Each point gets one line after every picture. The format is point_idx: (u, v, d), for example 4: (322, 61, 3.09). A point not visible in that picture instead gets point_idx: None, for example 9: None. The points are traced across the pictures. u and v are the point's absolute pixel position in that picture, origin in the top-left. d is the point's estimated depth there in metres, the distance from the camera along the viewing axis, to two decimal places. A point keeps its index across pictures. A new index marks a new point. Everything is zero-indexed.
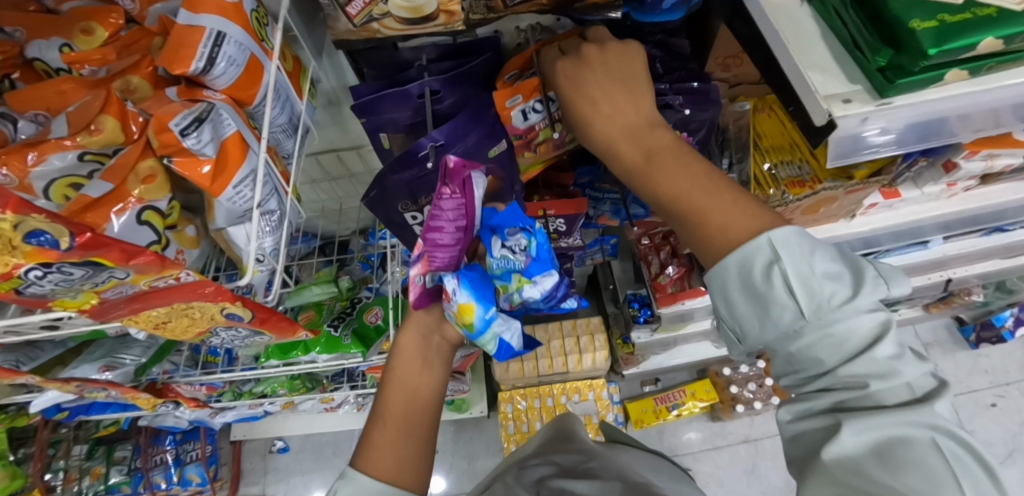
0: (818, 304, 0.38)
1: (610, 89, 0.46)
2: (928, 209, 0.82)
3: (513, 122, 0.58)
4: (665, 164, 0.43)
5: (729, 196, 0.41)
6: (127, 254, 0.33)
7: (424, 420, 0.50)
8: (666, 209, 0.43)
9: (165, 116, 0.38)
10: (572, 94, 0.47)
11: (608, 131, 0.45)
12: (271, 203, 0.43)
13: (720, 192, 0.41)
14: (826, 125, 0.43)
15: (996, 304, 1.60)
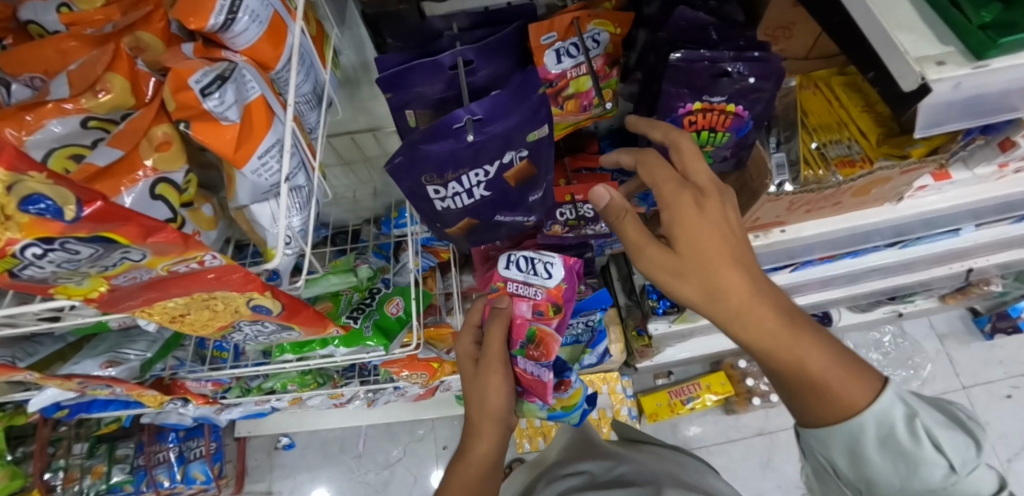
0: (960, 462, 0.40)
1: (728, 259, 0.45)
2: (974, 192, 0.78)
3: (547, 64, 0.56)
4: (789, 340, 0.43)
5: (847, 363, 0.43)
6: (145, 230, 0.28)
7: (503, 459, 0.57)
8: (788, 382, 0.44)
9: (183, 71, 0.33)
10: (692, 267, 0.45)
11: (735, 303, 0.44)
12: (298, 177, 0.38)
13: (841, 364, 0.43)
14: (917, 90, 0.39)
15: (1014, 295, 1.56)
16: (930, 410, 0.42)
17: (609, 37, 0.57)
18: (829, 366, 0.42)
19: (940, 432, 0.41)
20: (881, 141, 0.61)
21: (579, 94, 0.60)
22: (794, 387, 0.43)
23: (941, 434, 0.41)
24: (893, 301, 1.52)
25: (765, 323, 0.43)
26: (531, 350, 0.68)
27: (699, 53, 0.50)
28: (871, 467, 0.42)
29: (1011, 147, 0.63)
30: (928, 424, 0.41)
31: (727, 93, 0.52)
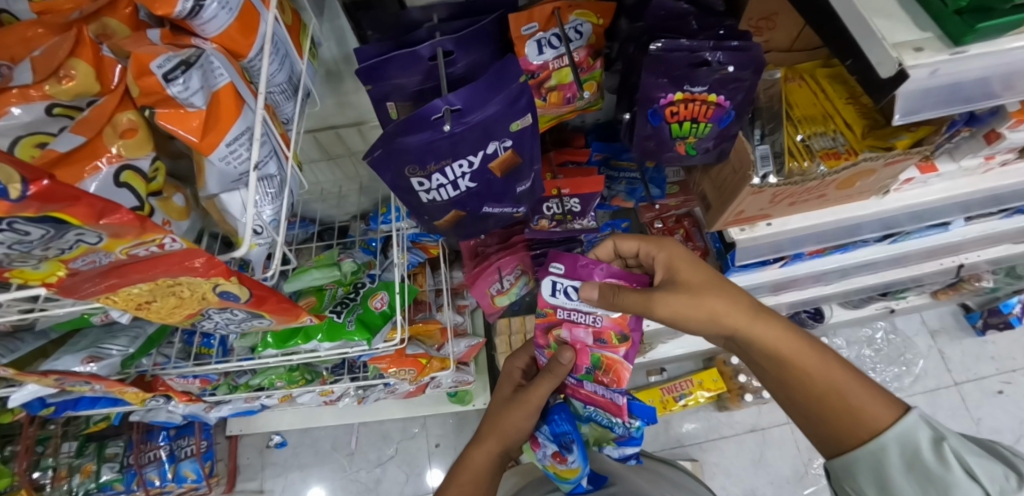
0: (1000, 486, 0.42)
1: (743, 307, 0.55)
2: (961, 185, 0.78)
3: (528, 55, 0.56)
4: (806, 365, 0.53)
5: (864, 385, 0.51)
6: (94, 211, 0.28)
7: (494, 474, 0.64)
8: (821, 412, 0.52)
9: (145, 56, 0.32)
10: (710, 313, 0.56)
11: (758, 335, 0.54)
12: (269, 166, 0.38)
13: (862, 387, 0.51)
14: (894, 76, 0.39)
15: (1005, 291, 1.57)
16: (961, 441, 0.46)
17: (590, 29, 0.56)
18: (850, 388, 0.51)
19: (972, 458, 0.44)
20: (866, 133, 0.61)
21: (562, 86, 0.59)
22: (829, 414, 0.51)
23: (971, 459, 0.44)
24: (885, 297, 1.52)
25: (789, 349, 0.53)
26: (598, 376, 0.61)
27: (680, 43, 0.50)
28: (901, 493, 0.46)
29: (996, 139, 0.63)
30: (956, 447, 0.45)
31: (707, 83, 0.52)
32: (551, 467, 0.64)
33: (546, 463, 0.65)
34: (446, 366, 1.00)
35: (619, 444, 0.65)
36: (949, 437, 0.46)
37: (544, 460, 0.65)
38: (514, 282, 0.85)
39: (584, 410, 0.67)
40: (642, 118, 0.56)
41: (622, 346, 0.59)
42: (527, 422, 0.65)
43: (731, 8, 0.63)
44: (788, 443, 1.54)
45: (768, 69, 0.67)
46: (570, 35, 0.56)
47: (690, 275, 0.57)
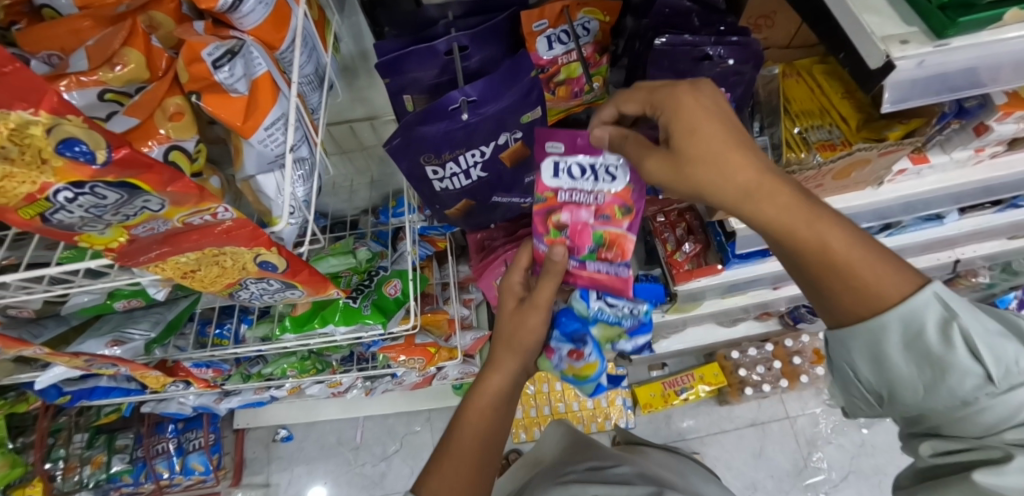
0: (1003, 369, 0.42)
1: (744, 155, 0.43)
2: (952, 177, 0.81)
3: (539, 50, 0.59)
4: (814, 224, 0.42)
5: (876, 252, 0.43)
6: (163, 179, 0.31)
7: (487, 464, 0.55)
8: (821, 280, 0.44)
9: (196, 45, 0.35)
10: (708, 167, 0.43)
11: (748, 204, 0.43)
12: (302, 149, 0.41)
13: (872, 250, 0.43)
14: (883, 67, 0.42)
15: (1000, 287, 1.60)
16: (974, 317, 0.43)
17: (597, 26, 0.59)
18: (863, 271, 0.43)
19: (979, 337, 0.42)
20: (860, 126, 0.64)
21: (570, 80, 0.62)
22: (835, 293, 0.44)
23: (978, 339, 0.42)
24: None
25: (795, 220, 0.42)
26: (602, 253, 0.59)
27: (682, 38, 0.54)
28: (898, 372, 0.45)
29: (985, 131, 0.66)
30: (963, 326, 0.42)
31: (709, 76, 0.55)
32: (567, 369, 0.64)
33: (564, 366, 0.64)
34: (454, 356, 1.03)
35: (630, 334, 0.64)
36: (960, 317, 0.42)
37: (560, 365, 0.64)
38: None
39: (589, 310, 0.62)
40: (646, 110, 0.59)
41: (626, 220, 0.57)
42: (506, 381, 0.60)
43: (731, 6, 0.66)
44: (788, 436, 1.57)
45: (767, 66, 0.70)
46: (578, 32, 0.59)
47: (698, 127, 0.43)
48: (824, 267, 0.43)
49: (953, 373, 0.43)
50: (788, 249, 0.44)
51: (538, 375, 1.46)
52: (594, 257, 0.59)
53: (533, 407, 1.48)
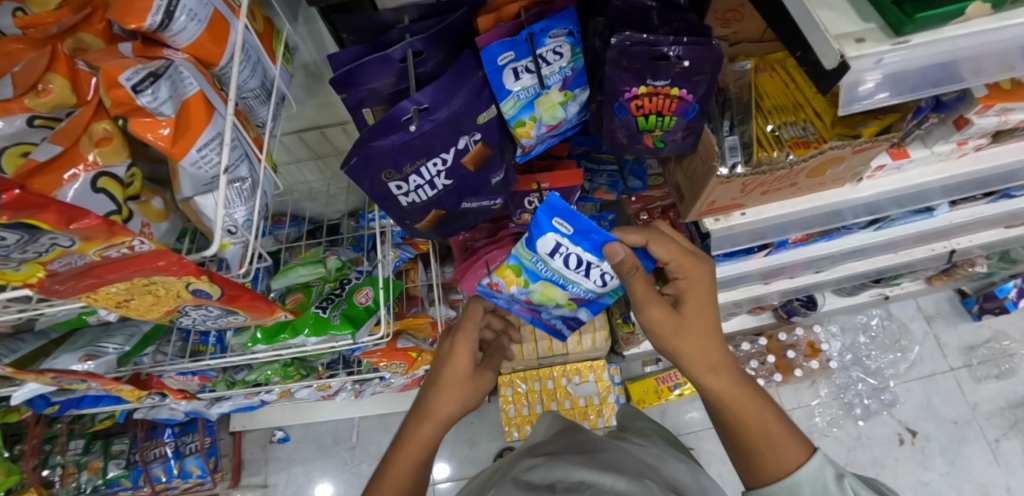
0: None
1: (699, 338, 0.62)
2: (938, 170, 0.79)
3: (506, 84, 0.55)
4: (725, 381, 0.60)
5: (749, 393, 0.59)
6: (63, 217, 0.31)
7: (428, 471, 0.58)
8: (735, 430, 0.58)
9: (113, 70, 0.35)
10: (675, 350, 0.63)
11: (710, 376, 0.60)
12: (241, 170, 0.40)
13: (744, 388, 0.59)
14: (838, 67, 0.40)
15: (1000, 276, 1.59)
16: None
17: (570, 47, 0.56)
18: (777, 435, 0.55)
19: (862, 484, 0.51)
20: (834, 122, 0.63)
21: (550, 112, 0.58)
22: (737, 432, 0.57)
23: None
24: (878, 284, 1.53)
25: (733, 398, 0.58)
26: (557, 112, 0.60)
27: (640, 37, 0.51)
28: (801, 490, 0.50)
29: (965, 125, 0.65)
30: (854, 484, 0.51)
31: (670, 77, 0.53)
32: (520, 286, 0.75)
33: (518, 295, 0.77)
34: None
35: (569, 87, 0.58)
36: (847, 475, 0.51)
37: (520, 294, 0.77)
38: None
39: (513, 79, 0.55)
40: (608, 110, 0.56)
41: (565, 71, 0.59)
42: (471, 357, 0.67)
43: (697, 4, 0.65)
44: None
45: (738, 61, 0.68)
46: (548, 58, 0.55)
47: (702, 349, 0.61)
48: (745, 431, 0.57)
49: None
50: (732, 418, 0.58)
51: (529, 373, 1.47)
52: (568, 99, 0.59)
53: (526, 405, 1.48)
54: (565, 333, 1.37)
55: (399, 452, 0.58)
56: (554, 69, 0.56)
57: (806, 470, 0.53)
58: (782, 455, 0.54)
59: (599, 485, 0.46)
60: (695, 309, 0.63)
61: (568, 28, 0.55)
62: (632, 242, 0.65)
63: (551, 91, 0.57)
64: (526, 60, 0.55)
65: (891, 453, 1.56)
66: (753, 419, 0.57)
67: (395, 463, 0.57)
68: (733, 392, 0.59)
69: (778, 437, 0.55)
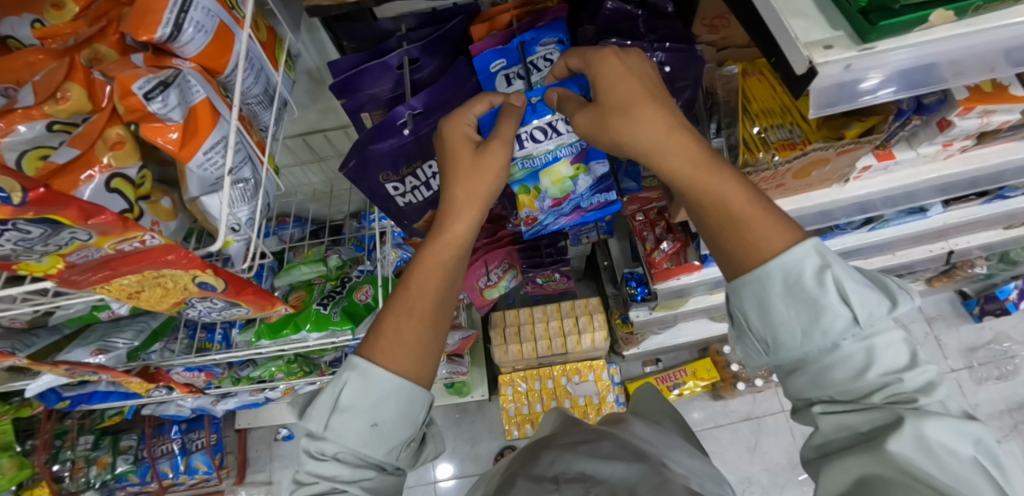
0: (819, 316, 0.43)
1: (642, 111, 0.48)
2: (926, 171, 0.81)
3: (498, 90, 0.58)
4: (689, 168, 0.47)
5: (722, 171, 0.46)
6: (84, 213, 0.35)
7: (435, 318, 0.49)
8: (705, 215, 0.47)
9: (128, 79, 0.38)
10: (612, 140, 0.49)
11: (672, 164, 0.47)
12: (243, 171, 0.43)
13: (719, 173, 0.46)
14: (807, 73, 0.42)
15: (1001, 277, 1.59)
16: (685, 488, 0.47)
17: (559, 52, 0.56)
18: (747, 215, 0.45)
19: (851, 283, 0.43)
20: (820, 125, 0.64)
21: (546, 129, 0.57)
22: (716, 227, 0.46)
23: (850, 285, 0.42)
24: None
25: (706, 188, 0.46)
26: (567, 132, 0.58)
27: (625, 43, 0.54)
28: (778, 317, 0.44)
29: (947, 126, 0.66)
30: (839, 274, 0.43)
31: None
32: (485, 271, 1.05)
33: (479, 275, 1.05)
34: None
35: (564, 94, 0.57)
36: (834, 264, 0.43)
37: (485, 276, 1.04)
38: (501, 276, 1.04)
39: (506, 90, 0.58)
40: None
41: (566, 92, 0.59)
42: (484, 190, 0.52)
43: (686, 11, 0.68)
44: (784, 430, 1.57)
45: (725, 66, 0.70)
46: (538, 64, 0.57)
47: (648, 125, 0.47)
48: (721, 218, 0.46)
49: (826, 316, 0.43)
50: (698, 210, 0.48)
51: (530, 373, 1.49)
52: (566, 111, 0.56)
53: (527, 404, 1.50)
54: (565, 332, 1.39)
55: (390, 317, 0.48)
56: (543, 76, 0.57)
57: (809, 248, 0.43)
58: (766, 239, 0.44)
59: (600, 478, 0.48)
60: (649, 87, 0.49)
61: (557, 38, 0.57)
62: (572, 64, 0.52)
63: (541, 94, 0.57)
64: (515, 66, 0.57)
65: None
66: (717, 194, 0.46)
67: (396, 312, 0.48)
68: (695, 173, 0.47)
69: (754, 218, 0.45)
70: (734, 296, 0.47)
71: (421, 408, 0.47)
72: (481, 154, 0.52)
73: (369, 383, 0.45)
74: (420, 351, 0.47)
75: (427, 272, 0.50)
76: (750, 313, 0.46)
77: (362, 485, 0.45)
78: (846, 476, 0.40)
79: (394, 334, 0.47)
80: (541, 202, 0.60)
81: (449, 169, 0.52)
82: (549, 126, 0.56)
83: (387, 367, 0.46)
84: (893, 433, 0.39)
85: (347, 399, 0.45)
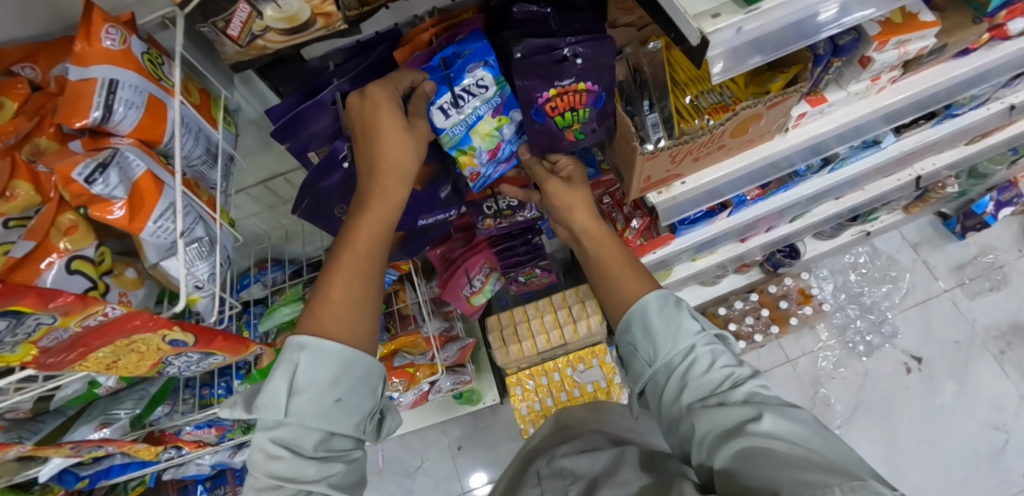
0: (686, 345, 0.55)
1: (578, 203, 0.68)
2: (863, 107, 0.83)
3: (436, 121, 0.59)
4: (609, 252, 0.65)
5: (631, 271, 0.63)
6: (42, 300, 0.37)
7: (373, 276, 0.55)
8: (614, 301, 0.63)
9: (66, 168, 0.39)
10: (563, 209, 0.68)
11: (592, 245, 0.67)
12: (197, 230, 0.45)
13: (627, 268, 0.64)
14: (701, 42, 0.45)
15: (974, 193, 1.63)
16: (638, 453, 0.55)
17: (490, 77, 0.58)
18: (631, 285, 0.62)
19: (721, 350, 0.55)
20: (747, 83, 0.69)
21: (488, 141, 0.63)
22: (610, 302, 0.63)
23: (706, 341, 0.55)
24: (855, 222, 1.58)
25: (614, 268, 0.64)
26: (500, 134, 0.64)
27: (536, 43, 0.56)
28: (661, 345, 0.56)
29: (869, 62, 0.70)
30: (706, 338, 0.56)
31: (572, 75, 0.57)
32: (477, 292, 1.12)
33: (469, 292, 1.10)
34: (435, 370, 1.09)
35: (499, 112, 0.61)
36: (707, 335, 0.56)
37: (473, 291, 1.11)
38: (483, 281, 1.10)
39: (446, 117, 0.59)
40: (527, 118, 0.61)
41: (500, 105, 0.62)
42: (405, 154, 0.56)
43: None
44: (792, 378, 1.64)
45: (649, 42, 0.71)
46: (470, 92, 0.58)
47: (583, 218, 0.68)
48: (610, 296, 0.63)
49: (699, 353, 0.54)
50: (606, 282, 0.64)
51: (535, 369, 1.52)
52: (501, 124, 0.63)
53: (538, 401, 1.52)
54: (561, 323, 1.42)
55: (330, 282, 0.52)
56: (478, 104, 0.59)
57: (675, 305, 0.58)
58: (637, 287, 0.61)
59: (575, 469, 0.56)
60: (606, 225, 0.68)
61: (483, 60, 0.58)
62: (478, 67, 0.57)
63: (482, 119, 0.61)
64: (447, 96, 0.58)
65: (901, 383, 1.60)
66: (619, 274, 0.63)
67: (337, 267, 0.53)
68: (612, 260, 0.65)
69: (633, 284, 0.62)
70: (627, 337, 0.59)
71: (377, 379, 0.52)
72: (411, 123, 0.57)
73: (322, 354, 0.49)
74: (356, 307, 0.52)
75: (368, 230, 0.55)
76: (642, 348, 0.57)
77: (327, 482, 0.46)
78: (726, 458, 0.44)
79: (338, 297, 0.52)
80: (479, 158, 0.64)
81: (371, 129, 0.55)
82: (465, 92, 0.58)
83: (338, 338, 0.50)
84: (757, 417, 0.45)
85: (302, 376, 0.48)
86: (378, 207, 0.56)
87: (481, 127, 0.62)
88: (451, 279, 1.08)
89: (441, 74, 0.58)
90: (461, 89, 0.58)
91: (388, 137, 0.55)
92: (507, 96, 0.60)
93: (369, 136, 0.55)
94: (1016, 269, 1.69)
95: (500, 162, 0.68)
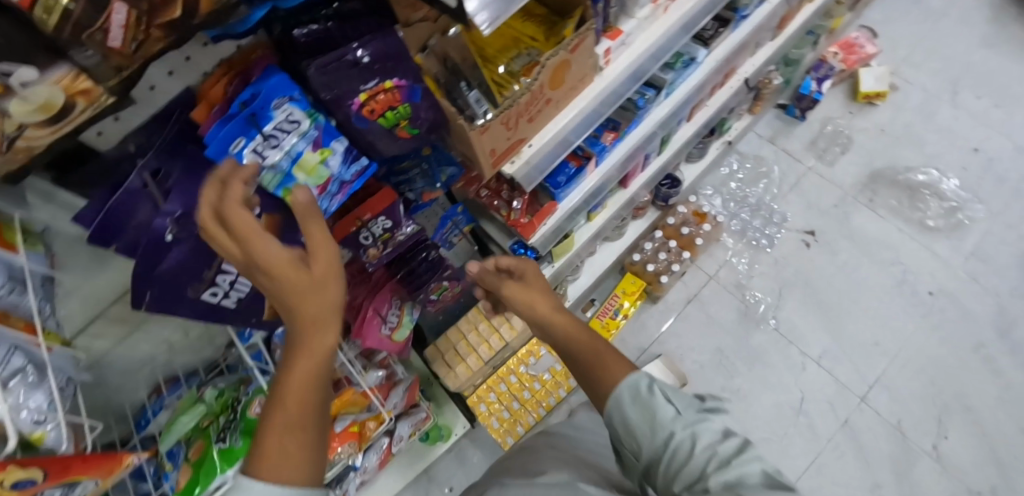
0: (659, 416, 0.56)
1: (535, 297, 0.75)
2: (659, 29, 0.89)
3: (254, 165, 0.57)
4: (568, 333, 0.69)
5: (589, 339, 0.67)
6: None
7: (319, 413, 0.49)
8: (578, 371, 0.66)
9: None
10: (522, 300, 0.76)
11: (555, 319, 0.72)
12: (14, 361, 0.48)
13: (583, 339, 0.67)
14: (458, 5, 0.47)
15: (797, 76, 1.82)
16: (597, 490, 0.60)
17: (298, 110, 0.57)
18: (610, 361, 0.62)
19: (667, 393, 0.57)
20: (546, 38, 0.75)
21: (314, 176, 0.61)
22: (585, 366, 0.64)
23: (665, 401, 0.56)
24: (714, 135, 1.71)
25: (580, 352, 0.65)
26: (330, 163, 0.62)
27: (329, 57, 0.56)
28: (634, 421, 0.57)
29: None
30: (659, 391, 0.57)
31: (375, 75, 0.59)
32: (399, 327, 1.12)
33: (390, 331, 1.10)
34: None
35: (320, 144, 0.60)
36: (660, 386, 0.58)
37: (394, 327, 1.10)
38: (398, 314, 1.10)
39: (262, 158, 0.57)
40: (350, 125, 0.61)
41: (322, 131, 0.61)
42: (280, 251, 0.47)
43: None
44: (720, 293, 1.73)
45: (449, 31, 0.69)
46: (282, 128, 0.57)
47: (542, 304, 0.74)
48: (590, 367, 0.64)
49: (659, 413, 0.56)
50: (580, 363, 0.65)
51: (491, 380, 1.51)
52: (326, 155, 0.61)
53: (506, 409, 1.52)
54: (495, 327, 1.43)
55: (269, 416, 0.47)
56: (295, 140, 0.58)
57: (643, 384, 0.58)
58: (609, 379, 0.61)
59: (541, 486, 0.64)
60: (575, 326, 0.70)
61: (287, 95, 0.57)
62: (285, 97, 0.57)
63: (303, 153, 0.59)
64: (259, 134, 0.56)
65: (807, 258, 1.75)
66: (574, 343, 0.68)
67: (272, 408, 0.47)
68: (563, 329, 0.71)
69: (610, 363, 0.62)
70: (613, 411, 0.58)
71: None
72: (311, 244, 0.49)
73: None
74: (304, 455, 0.47)
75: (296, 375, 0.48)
76: (621, 423, 0.58)
77: None
78: None
79: (270, 439, 0.46)
80: (310, 194, 0.62)
81: (264, 253, 0.47)
82: (277, 131, 0.57)
83: (268, 480, 0.45)
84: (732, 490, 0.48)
85: None
86: (309, 345, 0.49)
87: (304, 162, 0.60)
88: (365, 326, 1.05)
89: (244, 115, 0.56)
90: (272, 127, 0.57)
91: (308, 268, 0.49)
92: (323, 126, 0.60)
93: (265, 243, 0.46)
94: (855, 127, 1.90)
95: (337, 196, 0.66)
